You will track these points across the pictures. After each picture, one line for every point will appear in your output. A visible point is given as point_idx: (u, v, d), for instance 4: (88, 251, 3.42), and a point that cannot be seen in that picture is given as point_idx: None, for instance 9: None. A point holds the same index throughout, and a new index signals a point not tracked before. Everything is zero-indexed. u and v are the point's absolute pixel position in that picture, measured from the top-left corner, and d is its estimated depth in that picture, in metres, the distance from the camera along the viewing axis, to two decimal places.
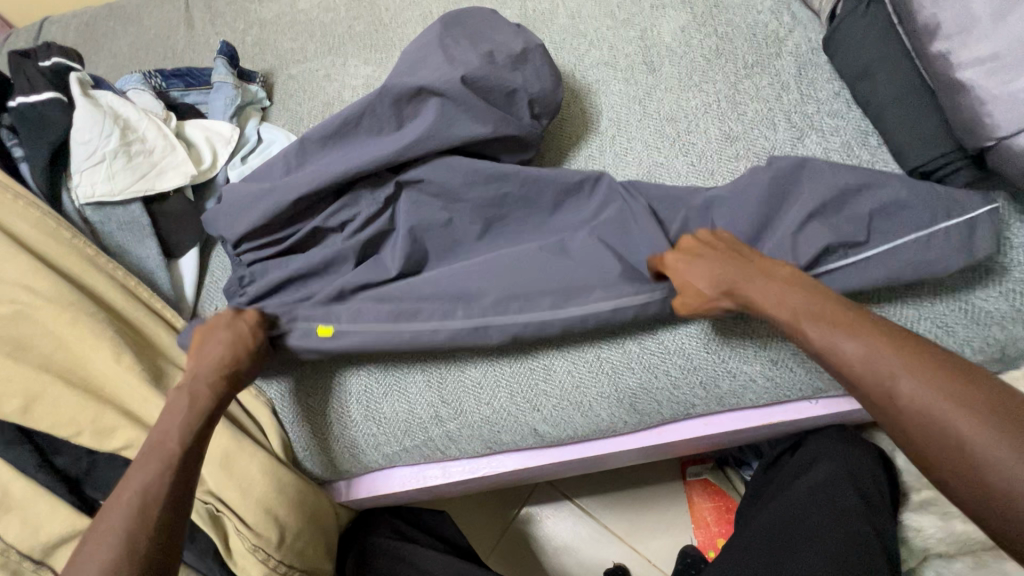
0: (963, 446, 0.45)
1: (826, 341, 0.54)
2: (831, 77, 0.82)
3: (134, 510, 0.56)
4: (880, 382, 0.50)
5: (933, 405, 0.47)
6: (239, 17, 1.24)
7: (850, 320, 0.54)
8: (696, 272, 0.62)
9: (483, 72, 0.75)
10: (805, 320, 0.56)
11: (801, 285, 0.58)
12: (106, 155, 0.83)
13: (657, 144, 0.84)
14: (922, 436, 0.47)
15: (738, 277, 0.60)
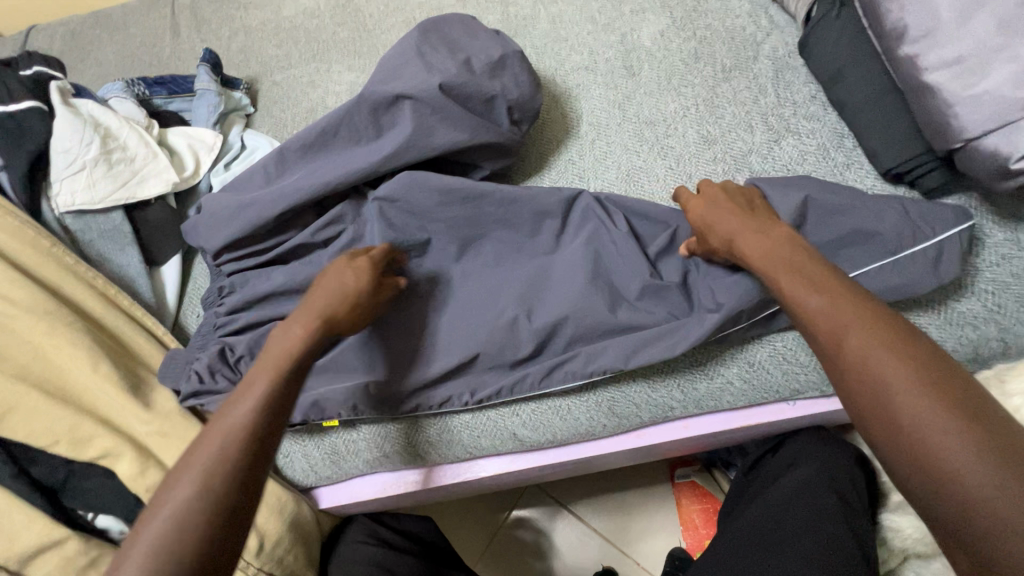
0: (895, 407, 0.42)
1: (793, 293, 0.52)
2: (808, 79, 0.82)
3: (228, 442, 0.48)
4: (832, 335, 0.48)
5: (879, 361, 0.44)
6: (224, 24, 1.24)
7: (820, 275, 0.51)
8: (708, 213, 0.63)
9: (460, 79, 0.76)
10: (780, 270, 0.54)
11: (785, 241, 0.56)
12: (86, 164, 0.83)
13: (636, 147, 0.84)
14: (862, 391, 0.45)
15: (737, 228, 0.60)
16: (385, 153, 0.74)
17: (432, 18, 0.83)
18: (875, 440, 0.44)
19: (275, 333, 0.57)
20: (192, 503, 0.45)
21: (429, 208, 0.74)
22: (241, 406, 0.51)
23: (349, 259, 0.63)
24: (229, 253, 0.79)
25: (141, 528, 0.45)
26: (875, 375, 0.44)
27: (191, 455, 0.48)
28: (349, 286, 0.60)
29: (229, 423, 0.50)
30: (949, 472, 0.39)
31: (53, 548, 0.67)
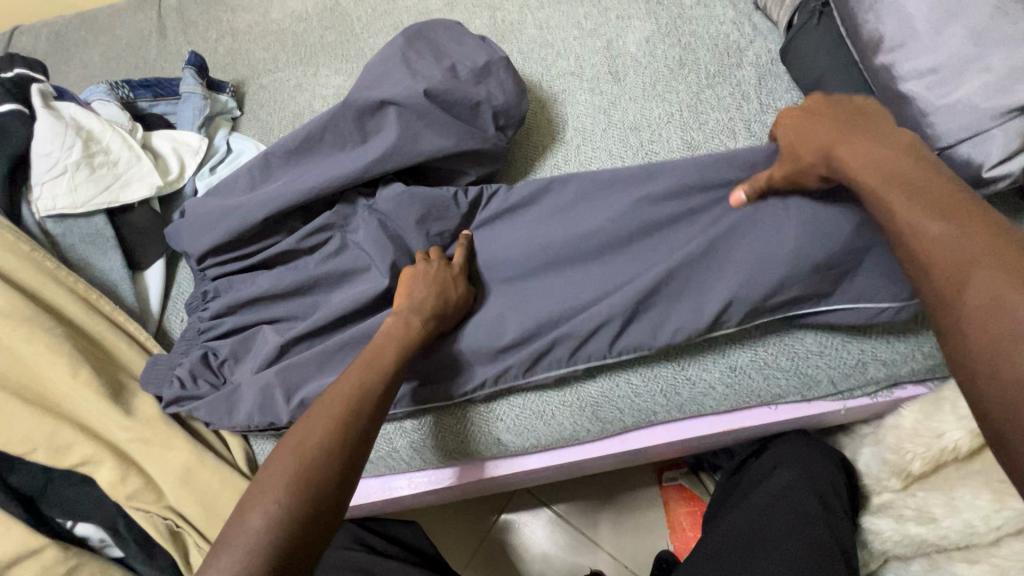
0: (1017, 346, 0.38)
1: (917, 227, 0.46)
2: (790, 87, 0.83)
3: (348, 406, 0.55)
4: (958, 275, 0.42)
5: (1013, 303, 0.39)
6: (211, 26, 1.24)
7: (954, 205, 0.46)
8: (809, 126, 0.59)
9: (446, 85, 0.76)
10: (900, 193, 0.48)
11: (929, 177, 0.49)
12: (68, 167, 0.82)
13: (622, 153, 0.84)
14: (985, 339, 0.40)
15: (840, 138, 0.55)
16: (370, 158, 0.74)
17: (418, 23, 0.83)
18: (983, 396, 0.39)
19: (389, 324, 0.64)
20: (319, 461, 0.51)
21: (414, 214, 0.74)
22: (361, 379, 0.58)
23: (438, 266, 0.69)
24: (214, 258, 0.78)
25: (273, 468, 0.51)
26: (1010, 323, 0.39)
27: (319, 412, 0.55)
28: (446, 296, 0.67)
29: (352, 388, 0.57)
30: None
31: (29, 557, 0.66)
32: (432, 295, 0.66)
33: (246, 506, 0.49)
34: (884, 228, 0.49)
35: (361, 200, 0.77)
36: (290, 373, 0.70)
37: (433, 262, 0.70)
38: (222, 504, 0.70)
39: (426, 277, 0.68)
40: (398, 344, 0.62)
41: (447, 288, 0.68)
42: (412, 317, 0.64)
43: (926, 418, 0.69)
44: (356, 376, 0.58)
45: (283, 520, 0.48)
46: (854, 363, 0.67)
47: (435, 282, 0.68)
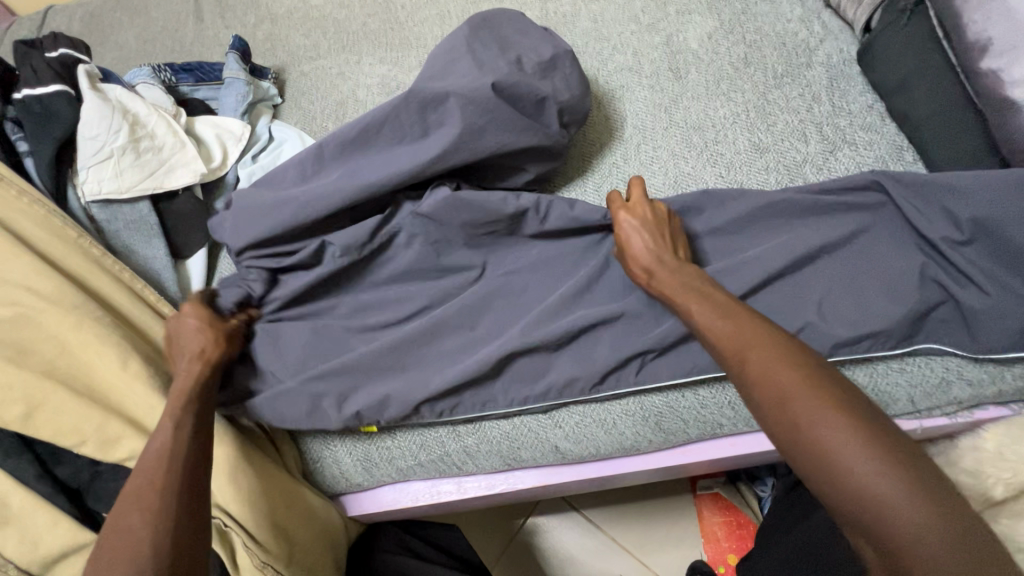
0: (785, 406, 0.47)
1: (705, 319, 0.56)
2: (864, 89, 0.79)
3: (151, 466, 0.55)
4: (736, 352, 0.52)
5: (776, 373, 0.49)
6: (250, 11, 1.21)
7: (724, 303, 0.57)
8: (634, 236, 0.65)
9: (513, 79, 0.73)
10: (690, 298, 0.59)
11: (699, 280, 0.60)
12: (114, 152, 0.80)
13: (684, 153, 0.81)
14: (758, 386, 0.49)
15: (657, 262, 0.63)
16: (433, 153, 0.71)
17: (478, 13, 0.80)
18: (782, 450, 0.47)
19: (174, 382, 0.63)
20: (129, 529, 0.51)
21: (475, 216, 0.72)
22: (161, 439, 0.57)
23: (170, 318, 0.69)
24: (255, 241, 0.74)
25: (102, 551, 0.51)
26: (772, 380, 0.49)
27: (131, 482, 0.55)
28: (194, 332, 0.66)
29: (155, 448, 0.56)
30: (840, 471, 0.43)
31: (76, 554, 0.64)
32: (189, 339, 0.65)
33: None
34: (687, 322, 0.58)
35: (407, 202, 0.73)
36: (339, 380, 0.69)
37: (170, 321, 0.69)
38: (270, 505, 0.67)
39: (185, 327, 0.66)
40: (179, 391, 0.61)
41: (201, 317, 0.67)
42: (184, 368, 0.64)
43: (1014, 443, 0.62)
44: (164, 431, 0.57)
45: None
46: (938, 382, 0.63)
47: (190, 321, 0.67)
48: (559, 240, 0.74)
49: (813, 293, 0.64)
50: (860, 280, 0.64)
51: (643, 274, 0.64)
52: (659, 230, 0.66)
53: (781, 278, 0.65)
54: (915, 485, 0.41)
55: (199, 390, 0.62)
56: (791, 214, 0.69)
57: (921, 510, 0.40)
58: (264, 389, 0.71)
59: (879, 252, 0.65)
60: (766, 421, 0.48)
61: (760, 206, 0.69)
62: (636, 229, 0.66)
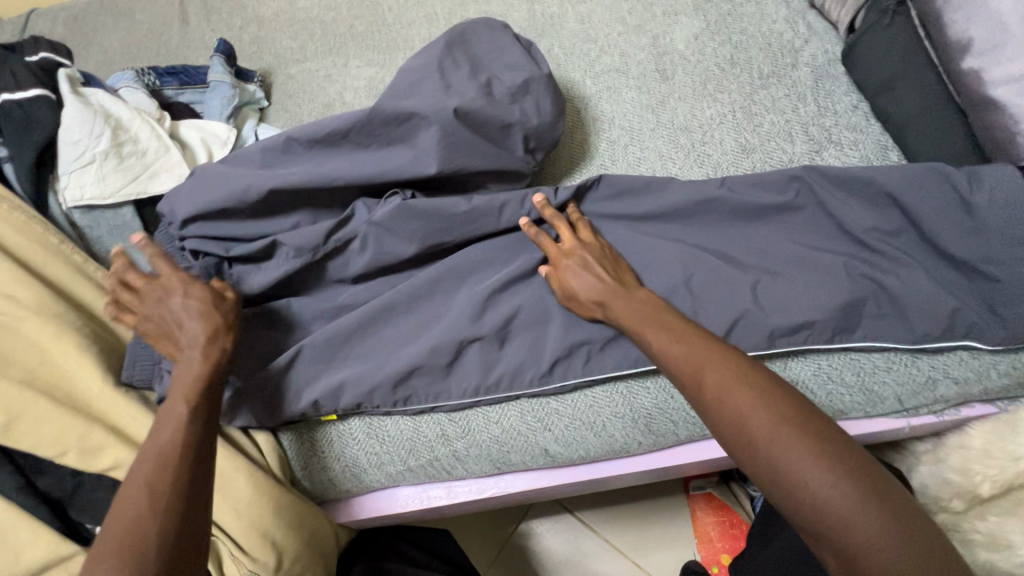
0: (745, 431, 0.50)
1: (661, 343, 0.58)
2: (850, 89, 0.80)
3: (157, 464, 0.55)
4: (692, 380, 0.54)
5: (733, 398, 0.51)
6: (236, 13, 1.20)
7: (677, 326, 0.58)
8: (578, 278, 0.65)
9: (478, 105, 0.71)
10: (644, 324, 0.60)
11: (650, 303, 0.62)
12: (96, 156, 0.79)
13: (672, 154, 0.81)
14: (718, 413, 0.52)
15: (610, 290, 0.63)
16: (419, 155, 0.71)
17: (460, 24, 0.77)
18: (745, 468, 0.50)
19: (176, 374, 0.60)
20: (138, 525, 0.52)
21: (458, 219, 0.72)
22: (167, 437, 0.57)
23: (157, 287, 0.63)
24: (198, 230, 0.74)
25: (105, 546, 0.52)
26: (731, 405, 0.51)
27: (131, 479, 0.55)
28: (200, 317, 0.62)
29: (161, 445, 0.56)
30: (799, 487, 0.46)
31: (58, 567, 0.63)
32: (197, 322, 0.62)
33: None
34: (644, 349, 0.60)
35: (360, 204, 0.74)
36: (302, 368, 0.71)
37: (156, 290, 0.63)
38: (257, 514, 0.67)
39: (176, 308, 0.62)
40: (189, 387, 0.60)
41: (203, 298, 0.63)
42: (190, 356, 0.61)
43: (997, 440, 0.63)
44: (169, 428, 0.57)
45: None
46: (925, 380, 0.63)
47: (180, 300, 0.62)
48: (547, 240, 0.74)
49: (803, 293, 0.64)
50: (846, 277, 0.64)
51: (595, 308, 0.65)
52: (609, 258, 0.67)
53: (768, 278, 0.66)
54: (868, 495, 0.45)
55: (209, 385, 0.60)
56: (777, 214, 0.69)
57: (876, 516, 0.44)
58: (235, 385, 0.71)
59: (864, 251, 0.65)
60: (730, 445, 0.51)
61: (746, 206, 0.69)
62: (584, 265, 0.66)
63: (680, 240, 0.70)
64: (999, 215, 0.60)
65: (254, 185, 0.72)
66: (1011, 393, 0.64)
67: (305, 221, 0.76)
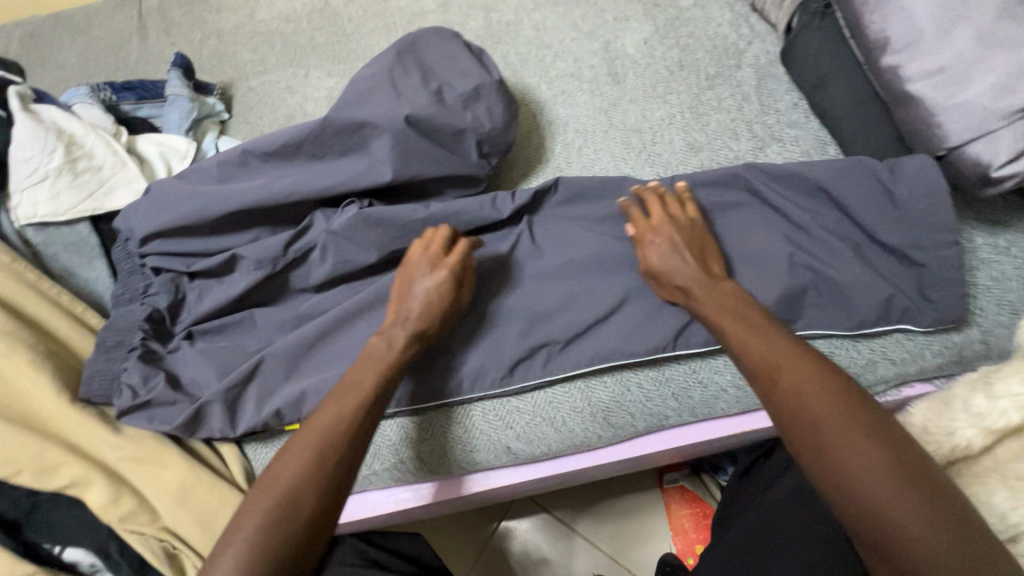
0: (819, 434, 0.49)
1: (743, 338, 0.57)
2: (790, 88, 0.83)
3: (328, 439, 0.56)
4: (770, 375, 0.54)
5: (812, 400, 0.51)
6: (196, 27, 1.20)
7: (757, 323, 0.58)
8: (663, 256, 0.65)
9: (430, 112, 0.73)
10: (723, 315, 0.60)
11: (736, 296, 0.61)
12: (49, 173, 0.78)
13: (624, 154, 0.84)
14: (793, 414, 0.51)
15: (693, 276, 0.63)
16: (374, 163, 0.72)
17: (410, 33, 0.79)
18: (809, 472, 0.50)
19: (371, 347, 0.63)
20: (297, 494, 0.53)
21: (414, 223, 0.72)
22: (337, 414, 0.57)
23: (429, 263, 0.66)
24: (158, 247, 0.75)
25: (252, 502, 0.53)
26: (808, 408, 0.51)
27: (295, 445, 0.56)
28: (435, 302, 0.64)
29: (331, 420, 0.57)
30: (862, 497, 0.46)
31: None
32: (417, 305, 0.64)
33: (229, 535, 0.52)
34: (723, 340, 0.60)
35: (319, 214, 0.75)
36: (263, 379, 0.71)
37: (415, 263, 0.66)
38: (221, 524, 0.66)
39: (425, 285, 0.64)
40: (376, 370, 0.61)
41: (442, 291, 0.64)
42: (397, 335, 0.63)
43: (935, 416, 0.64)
44: (339, 409, 0.58)
45: (266, 541, 0.50)
46: (865, 363, 0.66)
47: (422, 283, 0.64)
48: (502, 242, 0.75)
49: (748, 284, 0.66)
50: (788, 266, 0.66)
51: (678, 292, 0.65)
52: (697, 238, 0.66)
53: (715, 270, 0.68)
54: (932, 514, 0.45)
55: (387, 380, 0.61)
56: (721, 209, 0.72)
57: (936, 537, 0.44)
58: (196, 398, 0.71)
59: (805, 239, 0.68)
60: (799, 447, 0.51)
61: (690, 203, 0.72)
62: (674, 244, 0.65)
63: (633, 235, 0.72)
64: (922, 202, 0.64)
65: (211, 199, 0.72)
66: (944, 372, 0.67)
67: (262, 231, 0.77)
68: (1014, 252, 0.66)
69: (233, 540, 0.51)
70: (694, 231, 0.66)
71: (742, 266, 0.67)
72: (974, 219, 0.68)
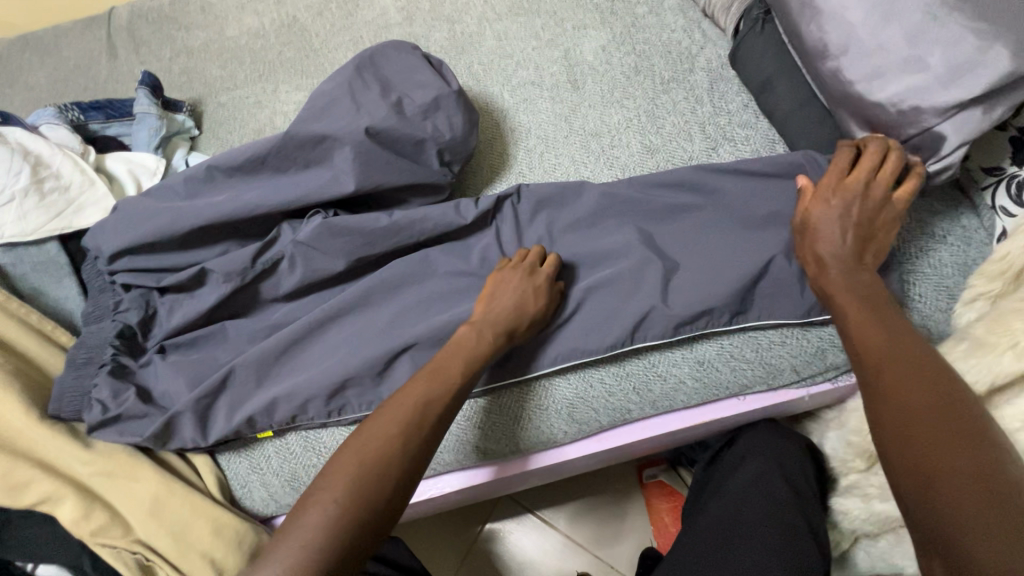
0: (907, 418, 0.48)
1: (860, 324, 0.56)
2: (741, 90, 0.87)
3: (415, 416, 0.59)
4: (868, 356, 0.53)
5: (909, 387, 0.49)
6: (165, 44, 1.21)
7: (879, 308, 0.57)
8: (824, 218, 0.63)
9: (390, 124, 0.75)
10: (842, 292, 0.59)
11: (870, 283, 0.59)
12: (15, 194, 0.79)
13: (584, 158, 0.87)
14: (882, 398, 0.50)
15: (837, 246, 0.61)
16: (337, 174, 0.74)
17: (370, 48, 0.81)
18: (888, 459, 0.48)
19: (460, 336, 0.66)
20: (385, 465, 0.56)
21: (378, 231, 0.74)
22: (424, 394, 0.61)
23: (523, 271, 0.69)
24: (128, 264, 0.76)
25: (338, 468, 0.55)
26: (900, 393, 0.49)
27: (384, 416, 0.59)
28: (532, 304, 0.67)
29: (419, 399, 0.60)
30: (933, 486, 0.44)
31: None
32: (513, 305, 0.67)
33: (310, 499, 0.54)
34: (835, 316, 0.59)
35: (286, 226, 0.76)
36: (233, 390, 0.72)
37: (506, 272, 0.70)
38: (195, 533, 0.67)
39: (513, 288, 0.68)
40: (464, 359, 0.64)
41: (537, 299, 0.68)
42: (488, 330, 0.66)
43: None
44: (426, 391, 0.61)
45: (349, 504, 0.53)
46: (814, 350, 0.70)
47: (514, 289, 0.68)
48: (466, 246, 0.77)
49: (701, 279, 0.69)
50: (738, 261, 0.69)
51: (814, 263, 0.63)
52: (867, 202, 0.62)
53: (670, 268, 0.71)
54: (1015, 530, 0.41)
55: (469, 374, 0.64)
56: (675, 208, 0.74)
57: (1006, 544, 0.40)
58: (166, 411, 0.72)
59: (754, 234, 0.71)
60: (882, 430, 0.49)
61: (643, 205, 0.75)
62: (835, 212, 0.62)
63: (590, 237, 0.75)
64: None
65: (176, 215, 0.74)
66: None
67: (230, 244, 0.78)
68: (949, 241, 0.71)
69: (320, 496, 0.54)
70: (880, 209, 0.62)
71: (694, 263, 0.70)
72: (910, 211, 0.72)
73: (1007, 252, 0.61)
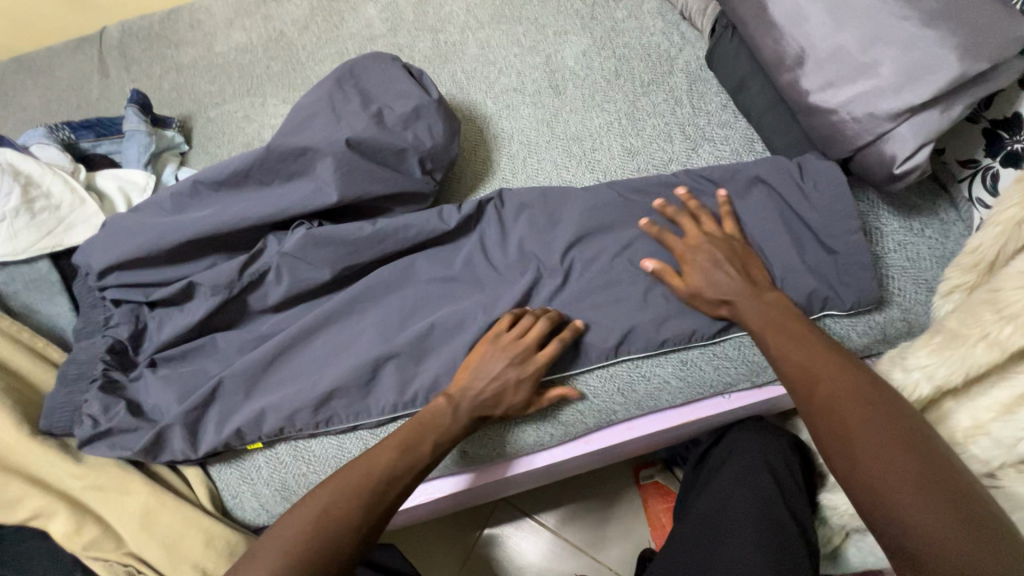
0: (849, 436, 0.52)
1: (782, 347, 0.60)
2: (719, 90, 0.88)
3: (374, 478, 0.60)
4: (807, 384, 0.56)
5: (848, 406, 0.53)
6: (155, 63, 1.23)
7: (800, 333, 0.60)
8: (707, 273, 0.66)
9: (370, 134, 0.76)
10: (763, 325, 0.62)
11: (777, 305, 0.63)
12: (6, 215, 0.80)
13: (565, 163, 0.88)
14: (828, 419, 0.54)
15: (733, 290, 0.65)
16: (320, 185, 0.75)
17: (349, 61, 0.82)
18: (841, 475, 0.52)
19: (434, 409, 0.65)
20: (335, 527, 0.56)
21: (362, 240, 0.75)
22: (388, 458, 0.61)
23: (515, 356, 0.66)
24: (117, 280, 0.77)
25: (292, 525, 0.56)
26: (843, 413, 0.53)
27: (344, 474, 0.60)
28: (511, 393, 0.66)
29: (381, 461, 0.61)
30: (886, 498, 0.48)
31: None
32: (490, 389, 0.66)
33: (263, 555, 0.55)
34: (762, 348, 0.62)
35: (272, 237, 0.77)
36: (221, 402, 0.73)
37: (502, 352, 0.67)
38: (186, 544, 0.68)
39: (501, 368, 0.66)
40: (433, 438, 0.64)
41: (521, 389, 0.66)
42: (466, 412, 0.65)
43: None
44: (389, 453, 0.62)
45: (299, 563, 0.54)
46: None
47: (503, 371, 0.65)
48: (450, 253, 0.78)
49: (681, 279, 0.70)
50: None
51: (720, 305, 0.67)
52: (729, 247, 0.68)
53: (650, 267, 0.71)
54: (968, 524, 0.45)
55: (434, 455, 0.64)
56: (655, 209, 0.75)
57: (959, 546, 0.44)
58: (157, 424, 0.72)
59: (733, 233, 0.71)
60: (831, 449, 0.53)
61: (622, 207, 0.76)
62: (716, 263, 0.67)
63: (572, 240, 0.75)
64: (823, 195, 0.69)
65: (163, 231, 0.75)
66: (872, 350, 0.71)
67: (217, 258, 0.79)
68: (927, 233, 0.71)
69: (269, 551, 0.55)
70: (736, 245, 0.68)
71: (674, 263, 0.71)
72: (887, 206, 0.72)
73: (979, 244, 0.61)
